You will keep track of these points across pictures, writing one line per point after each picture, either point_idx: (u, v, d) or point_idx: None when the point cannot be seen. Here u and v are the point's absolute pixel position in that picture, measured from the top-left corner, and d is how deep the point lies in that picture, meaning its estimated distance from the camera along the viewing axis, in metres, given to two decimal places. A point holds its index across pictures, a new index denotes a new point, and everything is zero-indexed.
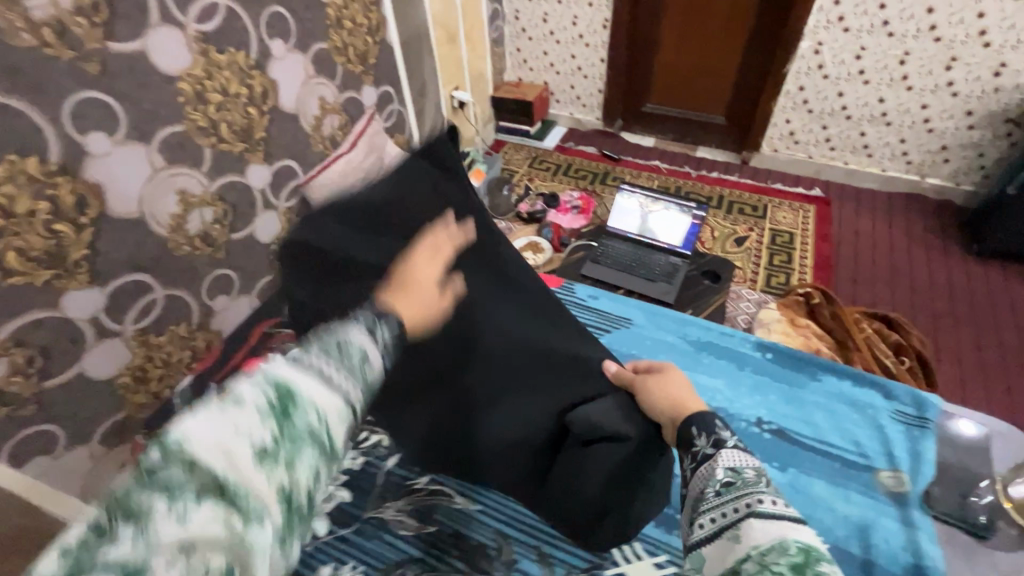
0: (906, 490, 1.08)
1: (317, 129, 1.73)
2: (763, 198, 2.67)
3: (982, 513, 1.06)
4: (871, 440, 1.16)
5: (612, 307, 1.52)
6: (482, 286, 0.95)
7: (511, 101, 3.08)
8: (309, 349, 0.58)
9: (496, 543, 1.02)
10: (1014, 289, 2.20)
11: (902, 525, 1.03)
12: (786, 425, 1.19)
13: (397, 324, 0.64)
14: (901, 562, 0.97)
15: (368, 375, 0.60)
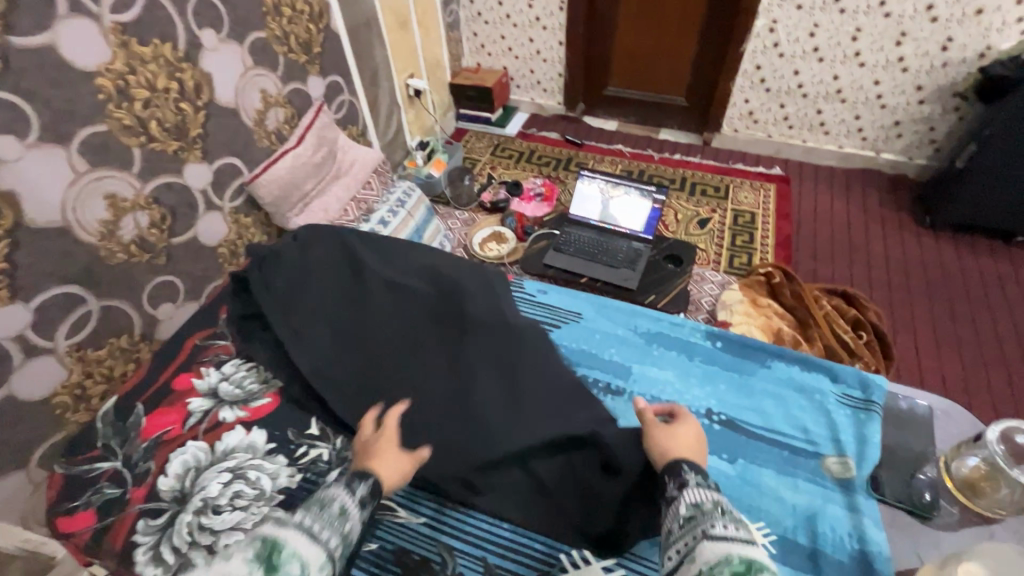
0: (852, 476, 0.98)
1: (260, 123, 1.64)
2: (725, 179, 2.68)
3: (927, 490, 0.98)
4: (818, 424, 1.07)
5: (563, 301, 1.35)
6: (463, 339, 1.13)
7: (470, 88, 3.00)
8: (303, 512, 0.69)
9: (440, 558, 0.92)
10: (964, 261, 2.25)
11: (849, 512, 0.94)
12: (732, 415, 1.09)
13: (373, 488, 0.78)
14: (848, 552, 0.89)
15: (346, 529, 0.70)
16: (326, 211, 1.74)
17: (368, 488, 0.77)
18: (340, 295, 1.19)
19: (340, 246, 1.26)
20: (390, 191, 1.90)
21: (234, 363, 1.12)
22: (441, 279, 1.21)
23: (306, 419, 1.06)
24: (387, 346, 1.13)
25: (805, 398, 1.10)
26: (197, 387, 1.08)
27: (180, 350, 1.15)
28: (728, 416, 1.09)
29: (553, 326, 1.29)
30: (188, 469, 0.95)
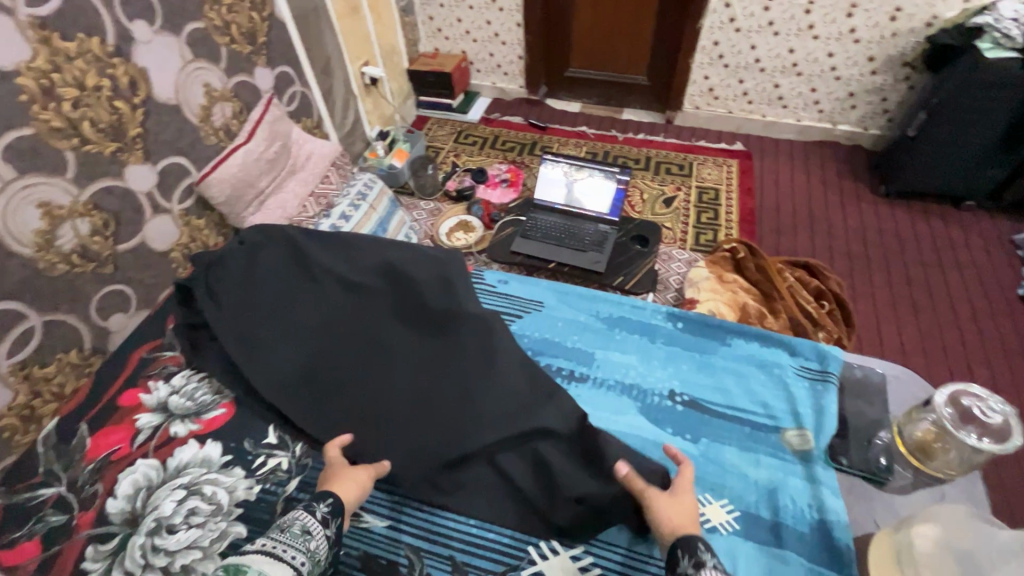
0: (811, 447, 1.00)
1: (206, 119, 1.56)
2: (688, 157, 2.69)
3: (882, 456, 1.01)
4: (776, 398, 1.08)
5: (523, 291, 1.33)
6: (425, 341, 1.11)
7: (429, 74, 2.93)
8: (265, 538, 0.72)
9: (407, 560, 0.90)
10: (918, 228, 2.32)
11: (808, 482, 0.96)
12: (694, 395, 1.10)
13: (335, 507, 0.80)
14: (808, 522, 0.91)
15: (310, 548, 0.74)
16: (283, 208, 1.68)
17: (330, 506, 0.80)
18: (297, 300, 1.17)
19: (291, 250, 1.23)
20: (350, 184, 1.84)
21: (184, 375, 1.08)
22: (399, 276, 1.19)
23: (263, 427, 1.03)
24: (349, 350, 1.12)
25: (765, 372, 1.12)
26: (145, 402, 1.03)
27: (129, 364, 1.10)
28: (690, 397, 1.10)
29: (515, 316, 1.27)
30: (139, 489, 0.91)
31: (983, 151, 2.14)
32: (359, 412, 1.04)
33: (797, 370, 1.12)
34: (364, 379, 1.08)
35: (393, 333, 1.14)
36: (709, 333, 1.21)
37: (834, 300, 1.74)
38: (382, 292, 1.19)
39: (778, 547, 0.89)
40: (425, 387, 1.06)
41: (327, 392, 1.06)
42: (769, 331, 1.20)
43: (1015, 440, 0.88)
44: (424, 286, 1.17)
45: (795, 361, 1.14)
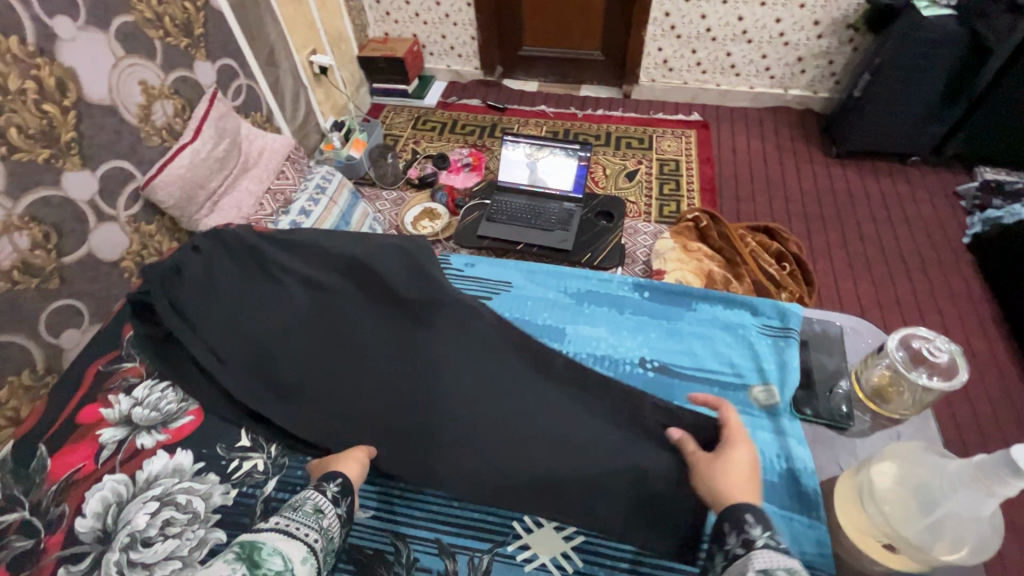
0: (777, 402, 1.04)
1: (147, 118, 1.48)
2: (647, 130, 2.72)
3: (844, 403, 1.04)
4: (741, 357, 1.12)
5: (491, 272, 1.33)
6: (395, 330, 1.10)
7: (381, 60, 2.85)
8: (279, 517, 0.72)
9: (393, 547, 0.91)
10: (868, 185, 2.42)
11: (775, 434, 1.00)
12: (664, 361, 1.13)
13: (344, 486, 0.81)
14: (778, 472, 0.95)
15: (322, 524, 0.74)
16: (239, 207, 1.62)
17: (339, 486, 0.80)
18: (259, 301, 1.14)
19: (249, 251, 1.19)
20: (308, 178, 1.78)
21: (146, 385, 1.04)
22: (363, 268, 1.16)
23: (236, 431, 1.01)
24: (318, 347, 1.09)
25: (730, 334, 1.16)
26: (107, 416, 0.99)
27: (86, 380, 1.05)
28: (660, 363, 1.13)
29: (484, 299, 1.27)
30: (108, 505, 0.88)
31: (925, 108, 2.23)
32: (334, 408, 1.02)
33: (759, 329, 1.15)
34: (336, 375, 1.06)
35: (362, 326, 1.11)
36: (674, 300, 1.24)
37: (794, 261, 1.81)
38: (347, 286, 1.16)
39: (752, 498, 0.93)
40: (400, 378, 1.05)
41: (300, 391, 1.04)
42: (733, 294, 1.23)
43: (961, 376, 0.96)
44: (389, 276, 1.15)
45: (757, 321, 1.17)
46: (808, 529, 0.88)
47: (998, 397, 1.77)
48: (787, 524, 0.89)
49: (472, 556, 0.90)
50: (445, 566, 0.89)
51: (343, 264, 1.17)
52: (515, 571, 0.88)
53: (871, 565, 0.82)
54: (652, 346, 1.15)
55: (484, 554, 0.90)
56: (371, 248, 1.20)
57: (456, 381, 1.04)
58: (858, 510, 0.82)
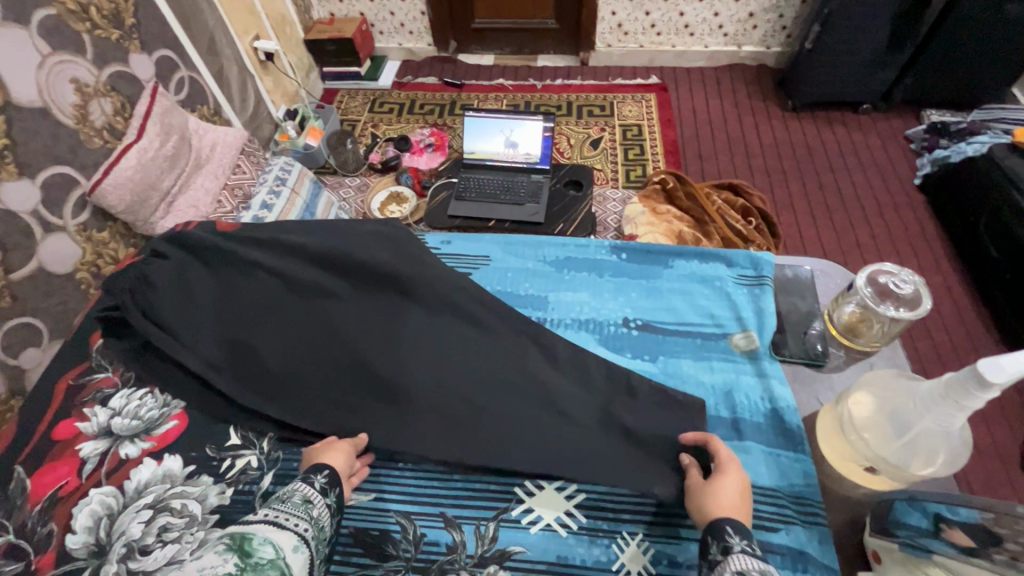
0: (757, 346, 1.08)
1: (85, 119, 1.39)
2: (607, 96, 2.71)
3: (818, 342, 1.07)
4: (720, 309, 1.15)
5: (468, 248, 1.32)
6: (378, 317, 1.09)
7: (329, 42, 2.74)
8: (268, 509, 0.71)
9: (399, 526, 0.91)
10: (824, 135, 2.49)
11: (758, 378, 1.04)
12: (647, 319, 1.16)
13: (332, 476, 0.83)
14: (762, 413, 1.00)
15: (311, 514, 0.74)
16: (196, 206, 1.56)
17: (327, 477, 0.82)
18: (234, 297, 1.09)
19: (217, 246, 1.13)
20: (265, 171, 1.72)
21: (122, 394, 1.00)
22: (337, 259, 1.13)
23: (225, 430, 0.99)
24: (300, 340, 1.06)
25: (708, 287, 1.19)
26: (84, 430, 0.95)
27: (56, 395, 0.99)
28: (643, 321, 1.15)
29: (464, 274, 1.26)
30: (98, 519, 0.85)
31: (873, 57, 2.29)
32: (328, 400, 1.02)
33: (735, 281, 1.19)
34: (325, 365, 1.05)
35: (344, 315, 1.09)
36: (651, 259, 1.25)
37: (760, 215, 1.86)
38: (321, 276, 1.13)
39: (739, 441, 0.97)
40: (389, 362, 1.04)
41: (288, 386, 1.02)
42: (707, 248, 1.26)
43: (925, 306, 0.98)
44: (366, 263, 1.12)
45: (732, 273, 1.20)
46: (794, 463, 0.93)
47: (953, 326, 1.89)
48: (774, 460, 0.94)
49: (478, 525, 0.91)
50: (453, 538, 0.89)
51: (315, 254, 1.13)
52: (521, 534, 0.89)
53: (855, 487, 0.87)
54: (634, 306, 1.17)
55: (490, 522, 0.91)
56: (346, 236, 1.18)
57: (445, 362, 1.05)
58: (838, 437, 0.86)
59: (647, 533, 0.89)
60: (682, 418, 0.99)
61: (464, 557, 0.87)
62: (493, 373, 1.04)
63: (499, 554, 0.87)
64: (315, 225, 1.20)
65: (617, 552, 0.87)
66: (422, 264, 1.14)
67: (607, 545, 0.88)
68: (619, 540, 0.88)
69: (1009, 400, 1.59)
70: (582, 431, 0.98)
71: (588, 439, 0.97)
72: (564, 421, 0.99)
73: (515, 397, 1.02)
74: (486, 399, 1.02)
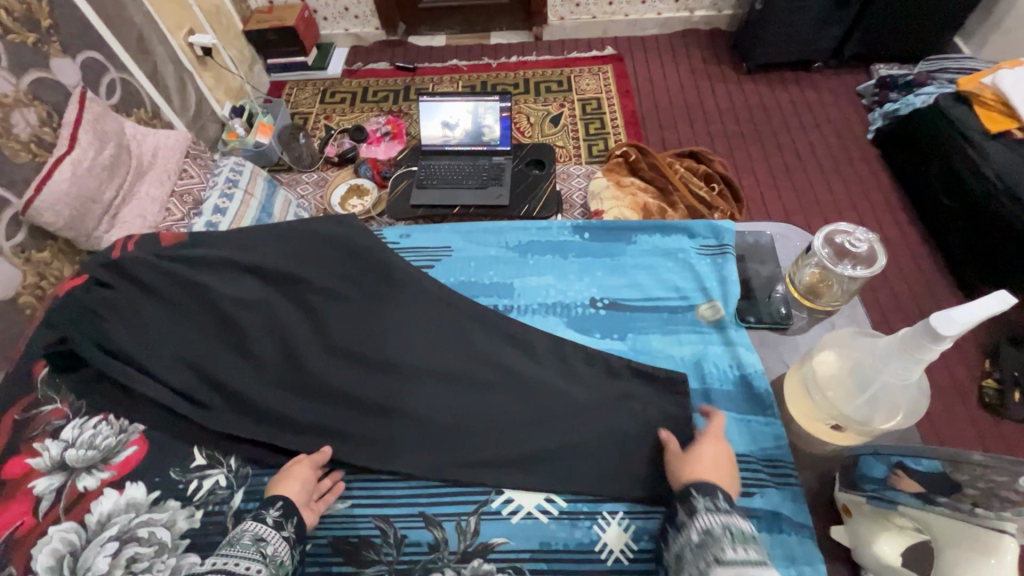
0: (722, 315, 1.09)
1: (7, 131, 1.36)
2: (564, 71, 2.69)
3: (781, 305, 1.08)
4: (684, 281, 1.15)
5: (429, 239, 1.27)
6: (343, 323, 1.05)
7: (271, 32, 2.61)
8: (217, 556, 0.76)
9: (378, 530, 0.89)
10: (778, 97, 2.52)
11: (726, 347, 1.05)
12: (612, 297, 1.15)
13: (286, 508, 0.84)
14: (732, 380, 1.01)
15: (264, 552, 0.78)
16: (143, 216, 1.54)
17: (280, 509, 0.83)
18: (185, 319, 1.04)
19: (161, 259, 1.08)
20: (214, 174, 1.72)
21: (74, 424, 0.93)
22: (284, 275, 1.09)
23: (189, 451, 0.94)
24: (259, 352, 1.02)
25: (671, 260, 1.19)
26: (35, 467, 0.88)
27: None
28: (610, 299, 1.15)
29: (426, 266, 1.22)
30: (61, 557, 0.80)
31: (819, 15, 2.31)
32: (293, 415, 0.97)
33: (698, 251, 1.19)
34: (287, 381, 1.01)
35: (300, 327, 1.05)
36: (614, 237, 1.25)
37: (722, 181, 1.95)
38: (271, 289, 1.09)
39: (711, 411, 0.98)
40: (355, 373, 1.01)
41: (249, 403, 0.98)
42: (669, 221, 1.26)
43: (879, 262, 1.02)
44: (314, 276, 1.09)
45: (694, 244, 1.21)
46: (764, 427, 0.94)
47: (910, 275, 1.97)
48: (745, 426, 0.95)
49: (458, 520, 0.89)
50: (434, 536, 0.88)
51: (261, 270, 1.09)
52: (503, 525, 0.89)
53: (822, 443, 0.90)
54: (601, 285, 1.17)
55: (471, 516, 0.90)
56: (297, 246, 1.13)
57: (416, 359, 1.02)
58: (804, 399, 0.87)
59: (626, 511, 0.89)
60: (656, 392, 1.00)
61: (447, 554, 0.86)
62: (464, 371, 1.02)
63: (481, 548, 0.87)
64: (270, 233, 1.16)
65: (599, 532, 0.88)
66: (377, 268, 1.10)
67: (588, 527, 0.88)
68: (600, 520, 0.89)
69: (963, 338, 1.67)
70: (558, 417, 0.97)
71: (563, 423, 0.96)
72: (541, 406, 0.98)
73: (486, 390, 1.00)
74: (463, 395, 0.99)
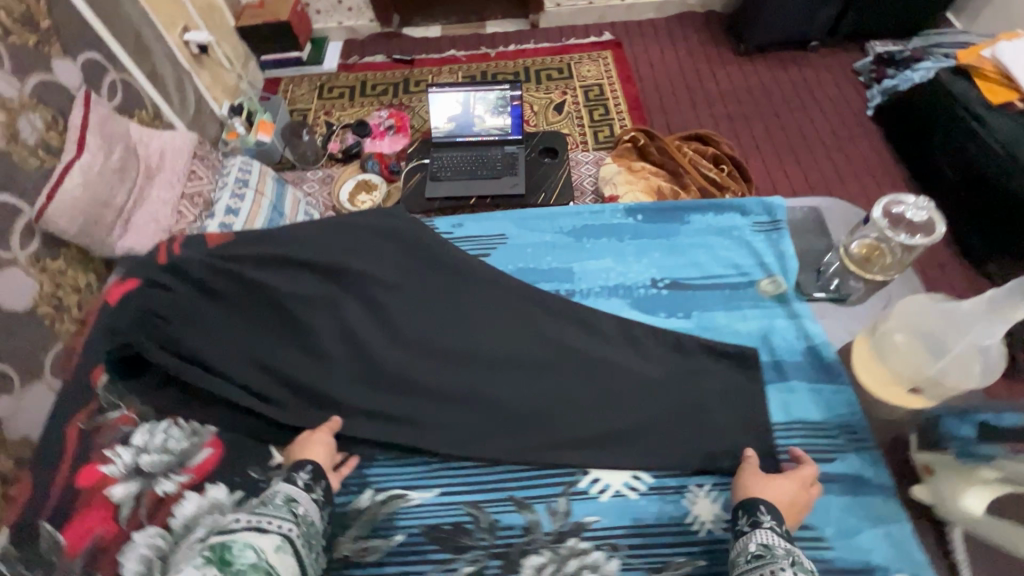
0: (784, 289, 1.16)
1: (14, 136, 1.31)
2: (564, 58, 2.68)
3: (835, 279, 1.17)
4: (744, 258, 1.21)
5: (481, 230, 1.30)
6: (426, 319, 1.11)
7: (265, 27, 2.56)
8: (250, 514, 0.77)
9: (471, 516, 0.94)
10: (777, 76, 2.55)
11: (791, 320, 1.12)
12: (673, 277, 1.20)
13: (315, 472, 0.88)
14: (800, 351, 1.08)
15: (293, 512, 0.80)
16: (155, 220, 1.55)
17: (310, 473, 0.88)
18: (253, 325, 1.09)
19: (216, 260, 1.12)
20: (223, 176, 1.73)
21: (144, 429, 0.93)
22: (345, 272, 1.13)
23: (267, 451, 0.99)
24: (326, 350, 1.06)
25: (727, 238, 1.24)
26: (110, 474, 0.86)
27: (67, 445, 0.89)
28: (671, 280, 1.20)
29: (483, 256, 1.26)
30: (151, 563, 0.80)
31: None
32: (371, 406, 1.02)
33: (753, 228, 1.25)
34: (360, 374, 1.06)
35: (366, 325, 1.10)
36: (669, 217, 1.29)
37: (731, 161, 1.98)
38: (326, 285, 1.13)
39: (784, 381, 1.05)
40: (440, 366, 1.07)
41: (327, 397, 1.03)
42: (720, 200, 1.31)
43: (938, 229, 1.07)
44: (377, 271, 1.15)
45: (748, 221, 1.27)
46: (836, 394, 1.03)
47: None
48: (818, 395, 1.03)
49: (549, 502, 0.95)
50: (527, 519, 0.93)
51: (320, 267, 1.13)
52: (593, 503, 0.94)
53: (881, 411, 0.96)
54: (662, 264, 1.21)
55: (560, 498, 0.95)
56: (351, 244, 1.18)
57: (496, 350, 1.07)
58: (883, 365, 0.97)
59: (713, 483, 0.95)
60: (707, 371, 1.06)
61: (542, 535, 0.91)
62: (538, 356, 1.07)
63: (575, 526, 0.92)
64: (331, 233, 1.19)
65: (688, 504, 0.93)
66: (449, 266, 1.18)
67: (677, 501, 0.94)
68: (688, 493, 0.95)
69: None
70: (620, 401, 1.02)
71: (624, 406, 1.02)
72: (603, 391, 1.03)
73: (552, 377, 1.05)
74: (528, 382, 1.05)
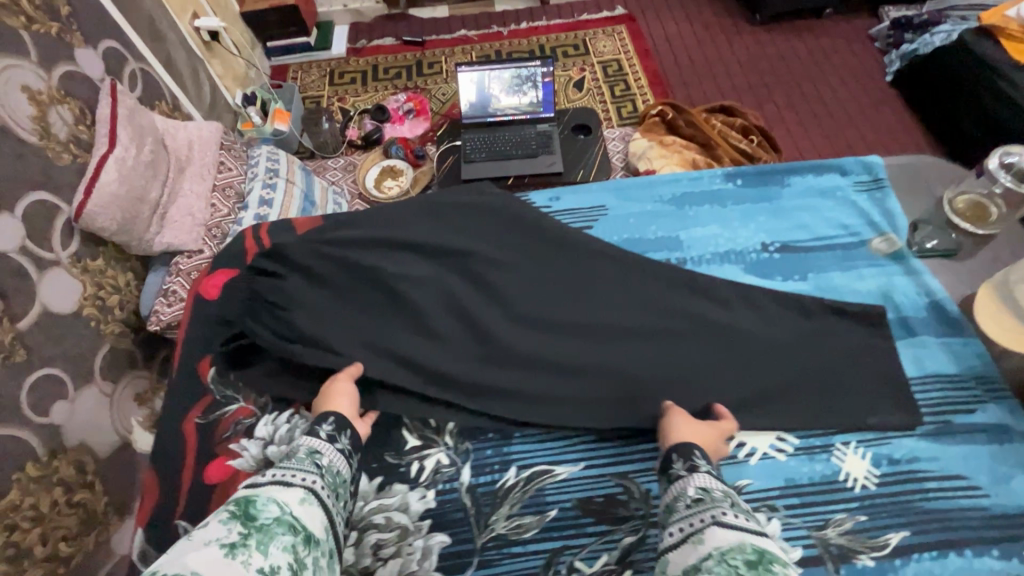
0: (898, 247, 1.21)
1: (47, 131, 1.23)
2: (578, 34, 2.64)
3: (931, 241, 1.22)
4: (852, 218, 1.27)
5: (577, 202, 1.34)
6: (552, 294, 1.14)
7: (271, 12, 2.46)
8: (276, 469, 0.77)
9: (622, 487, 0.97)
10: (795, 45, 2.55)
11: (910, 276, 1.17)
12: (784, 240, 1.24)
13: (338, 423, 0.91)
14: (923, 306, 1.14)
15: (315, 464, 0.80)
16: (192, 215, 1.47)
17: (333, 425, 0.90)
18: (355, 320, 1.11)
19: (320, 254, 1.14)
20: (252, 165, 1.63)
21: (268, 421, 1.05)
22: (455, 251, 1.18)
23: (400, 435, 1.04)
24: (442, 330, 1.10)
25: (832, 199, 1.30)
26: (241, 464, 1.02)
27: (187, 434, 1.08)
28: (781, 243, 1.24)
29: (585, 227, 1.30)
30: None
31: None
32: (498, 385, 1.05)
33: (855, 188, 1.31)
34: (481, 355, 1.09)
35: (483, 307, 1.13)
36: (769, 181, 1.34)
37: (760, 133, 1.97)
38: (431, 266, 1.17)
39: (915, 337, 1.10)
40: (567, 341, 1.09)
41: (450, 378, 1.06)
42: (817, 163, 1.36)
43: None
44: (481, 249, 1.19)
45: (849, 181, 1.33)
46: (966, 346, 1.08)
47: None
48: (948, 347, 1.09)
49: None
50: None
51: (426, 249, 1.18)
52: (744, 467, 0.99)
53: None
54: (773, 228, 1.26)
55: None
56: (444, 231, 1.22)
57: (624, 321, 1.11)
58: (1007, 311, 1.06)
59: (859, 441, 1.00)
60: (811, 337, 1.09)
61: None
62: (655, 325, 1.10)
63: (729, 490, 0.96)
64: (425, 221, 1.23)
65: (839, 462, 0.98)
66: (572, 242, 1.21)
67: (827, 459, 0.99)
68: (836, 451, 0.99)
69: None
70: (733, 370, 1.05)
71: (735, 374, 1.05)
72: (713, 362, 1.06)
73: (665, 350, 1.07)
74: (641, 355, 1.07)
